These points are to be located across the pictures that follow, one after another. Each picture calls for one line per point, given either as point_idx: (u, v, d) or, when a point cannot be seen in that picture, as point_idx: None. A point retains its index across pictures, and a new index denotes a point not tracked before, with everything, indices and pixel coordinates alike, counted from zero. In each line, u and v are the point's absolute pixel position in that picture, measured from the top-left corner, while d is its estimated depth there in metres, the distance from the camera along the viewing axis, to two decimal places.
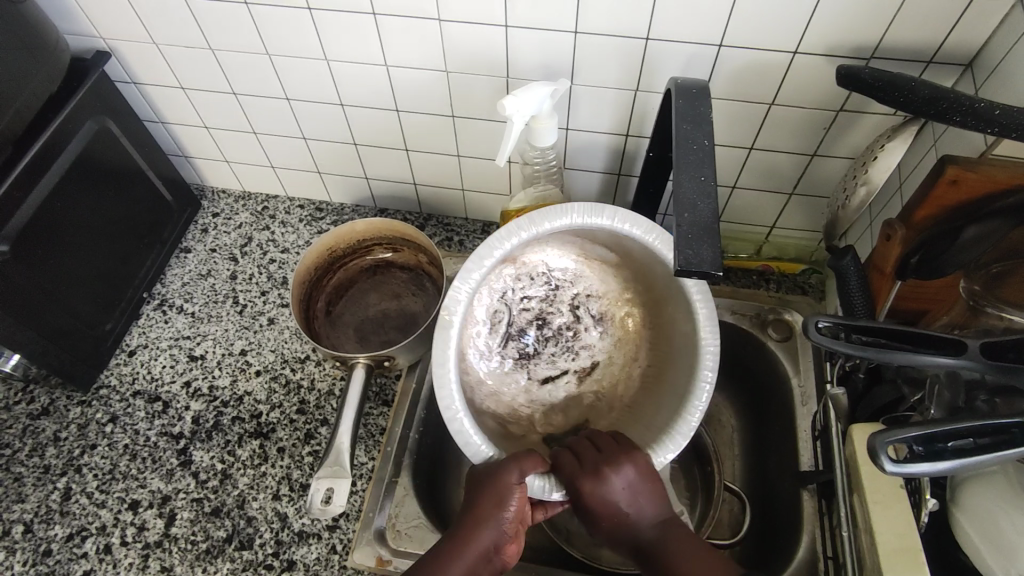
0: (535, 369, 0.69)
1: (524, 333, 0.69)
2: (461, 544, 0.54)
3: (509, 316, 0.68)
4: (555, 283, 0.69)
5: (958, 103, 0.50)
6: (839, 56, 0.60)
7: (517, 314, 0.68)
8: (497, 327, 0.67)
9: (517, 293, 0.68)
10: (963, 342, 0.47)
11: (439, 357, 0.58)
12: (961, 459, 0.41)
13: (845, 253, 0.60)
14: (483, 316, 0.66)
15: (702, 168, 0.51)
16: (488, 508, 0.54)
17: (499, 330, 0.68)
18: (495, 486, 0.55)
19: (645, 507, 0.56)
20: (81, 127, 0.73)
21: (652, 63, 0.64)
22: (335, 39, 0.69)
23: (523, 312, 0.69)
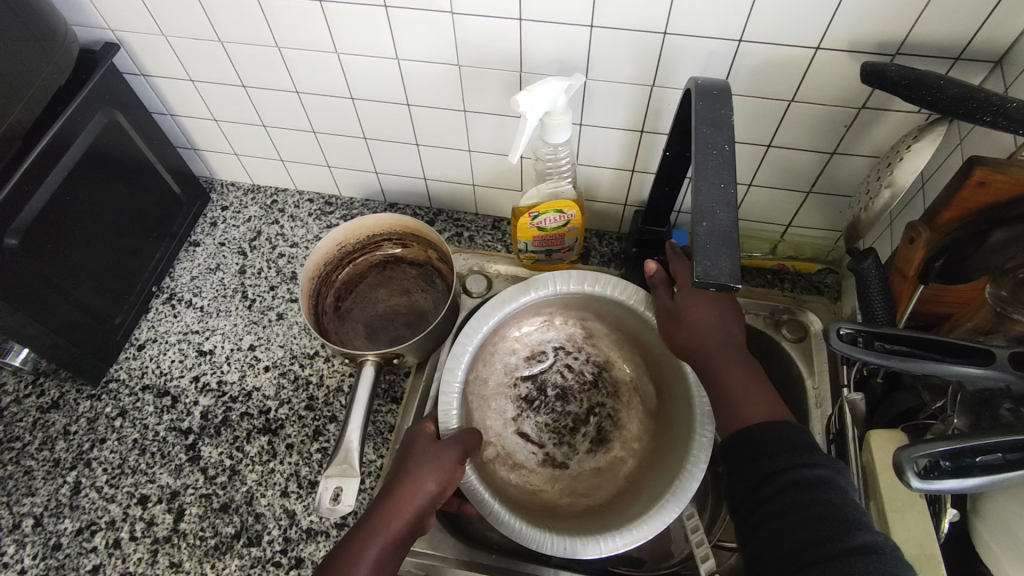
0: (525, 423, 0.73)
1: (542, 390, 0.74)
2: (391, 511, 0.52)
3: (551, 373, 0.75)
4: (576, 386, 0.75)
5: (989, 102, 0.49)
6: (864, 52, 0.59)
7: (551, 374, 0.75)
8: (544, 372, 0.75)
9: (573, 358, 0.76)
10: (991, 352, 0.46)
11: (490, 306, 0.71)
12: (992, 474, 0.40)
13: (866, 255, 0.59)
14: (560, 357, 0.76)
15: (720, 169, 0.49)
16: (415, 481, 0.54)
17: (532, 367, 0.75)
18: (420, 461, 0.56)
19: (735, 331, 0.60)
20: (90, 121, 0.72)
21: (669, 57, 0.63)
22: (345, 32, 0.68)
23: (554, 376, 0.75)
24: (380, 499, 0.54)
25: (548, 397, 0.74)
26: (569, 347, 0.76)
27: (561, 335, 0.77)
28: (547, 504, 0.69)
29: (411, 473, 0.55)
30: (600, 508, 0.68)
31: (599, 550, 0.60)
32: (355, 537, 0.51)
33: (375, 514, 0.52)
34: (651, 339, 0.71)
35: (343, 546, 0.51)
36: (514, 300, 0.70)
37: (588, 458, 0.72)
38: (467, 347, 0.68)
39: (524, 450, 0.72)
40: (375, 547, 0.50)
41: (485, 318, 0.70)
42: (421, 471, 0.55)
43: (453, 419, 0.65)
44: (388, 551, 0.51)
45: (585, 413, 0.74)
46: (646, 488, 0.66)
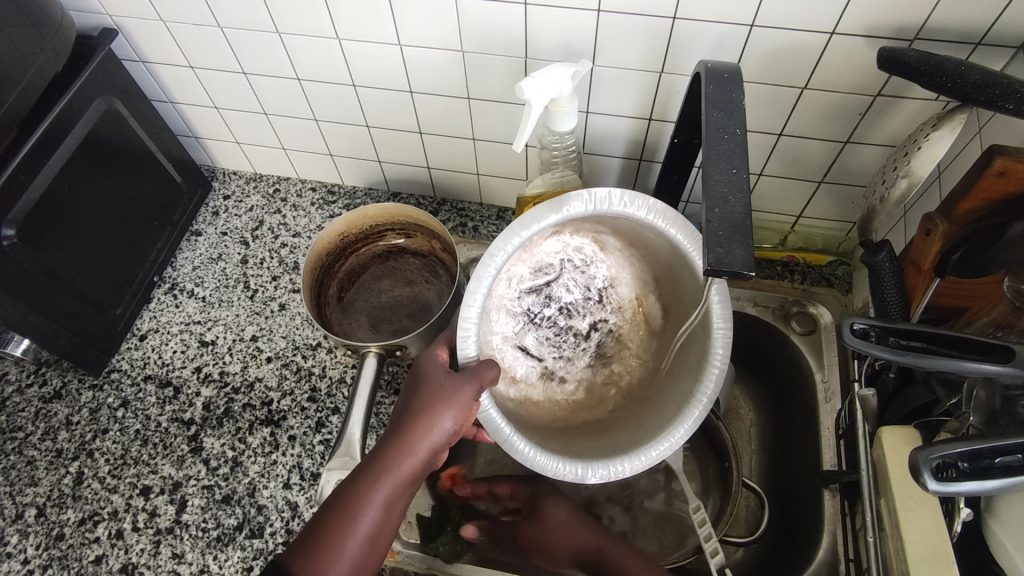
0: (533, 346, 0.64)
1: (544, 304, 0.64)
2: (399, 451, 0.48)
3: (553, 287, 0.63)
4: (577, 303, 0.65)
5: (1012, 89, 0.47)
6: (881, 37, 0.57)
7: (556, 288, 0.64)
8: (545, 291, 0.63)
9: (582, 275, 0.64)
10: (1011, 348, 0.43)
11: (524, 219, 0.53)
12: (1013, 477, 0.38)
13: (881, 248, 0.57)
14: (569, 274, 0.64)
15: (732, 159, 0.48)
16: (423, 420, 0.49)
17: (537, 281, 0.63)
18: (430, 396, 0.50)
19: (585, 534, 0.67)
20: (88, 108, 0.71)
21: (678, 43, 0.61)
22: (346, 18, 0.66)
23: (558, 290, 0.64)
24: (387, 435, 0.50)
25: (549, 309, 0.64)
26: (577, 259, 0.64)
27: (568, 247, 0.63)
28: (545, 419, 0.62)
29: (420, 411, 0.50)
30: (615, 428, 0.61)
31: (608, 475, 0.54)
32: (359, 475, 0.47)
33: (382, 452, 0.48)
34: (676, 262, 0.58)
35: (348, 483, 0.47)
36: (544, 217, 0.53)
37: (585, 372, 0.66)
38: (490, 270, 0.53)
39: (524, 367, 0.63)
40: (383, 489, 0.47)
41: (514, 233, 0.53)
42: (431, 407, 0.50)
43: (472, 348, 0.54)
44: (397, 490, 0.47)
45: (585, 329, 0.66)
46: (652, 411, 0.60)
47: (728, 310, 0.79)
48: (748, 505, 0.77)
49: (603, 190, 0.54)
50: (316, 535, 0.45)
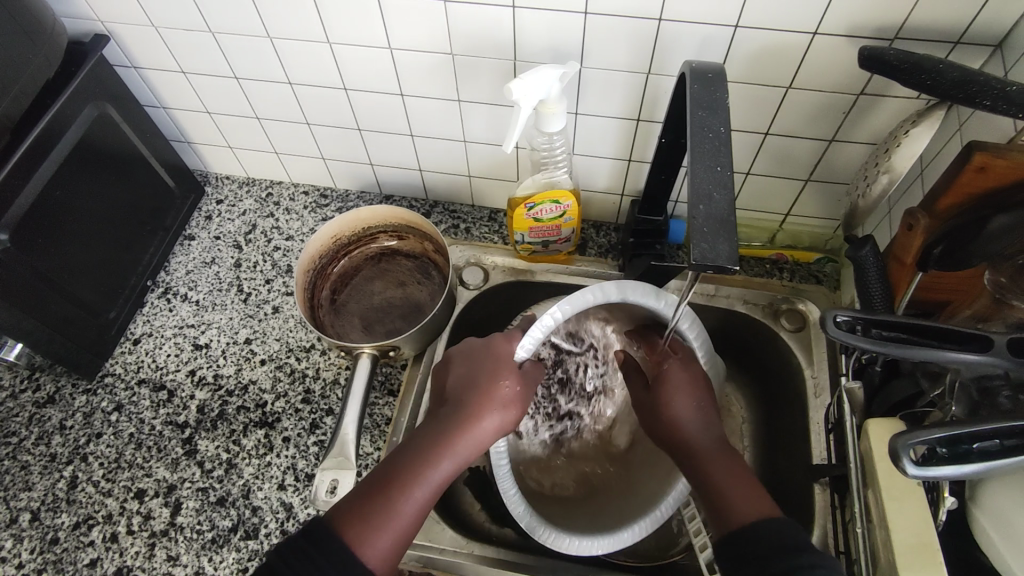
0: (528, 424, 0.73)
1: (553, 367, 0.72)
2: (443, 441, 0.54)
3: (567, 362, 0.73)
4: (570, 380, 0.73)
5: (988, 86, 0.48)
6: (862, 37, 0.58)
7: (573, 360, 0.73)
8: (558, 360, 0.72)
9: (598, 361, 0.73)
10: (990, 339, 0.45)
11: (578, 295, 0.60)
12: (990, 462, 0.39)
13: (864, 242, 0.58)
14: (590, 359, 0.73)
15: (717, 157, 0.49)
16: (475, 419, 0.55)
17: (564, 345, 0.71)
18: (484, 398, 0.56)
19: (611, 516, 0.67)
20: (79, 115, 0.71)
21: (664, 44, 0.62)
22: (337, 22, 0.67)
23: (576, 361, 0.73)
24: (437, 425, 0.55)
25: (555, 373, 0.73)
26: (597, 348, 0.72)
27: (604, 337, 0.71)
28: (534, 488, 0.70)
29: (471, 410, 0.55)
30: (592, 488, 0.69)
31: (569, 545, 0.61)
32: (414, 458, 0.53)
33: (436, 439, 0.54)
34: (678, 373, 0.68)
35: (401, 465, 0.53)
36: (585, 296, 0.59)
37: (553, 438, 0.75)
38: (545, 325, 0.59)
39: None
40: (435, 476, 0.52)
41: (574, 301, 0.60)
42: (483, 408, 0.55)
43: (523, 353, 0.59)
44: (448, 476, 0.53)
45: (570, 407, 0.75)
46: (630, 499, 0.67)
47: (717, 307, 0.79)
48: None
49: (617, 285, 0.60)
50: (369, 506, 0.50)
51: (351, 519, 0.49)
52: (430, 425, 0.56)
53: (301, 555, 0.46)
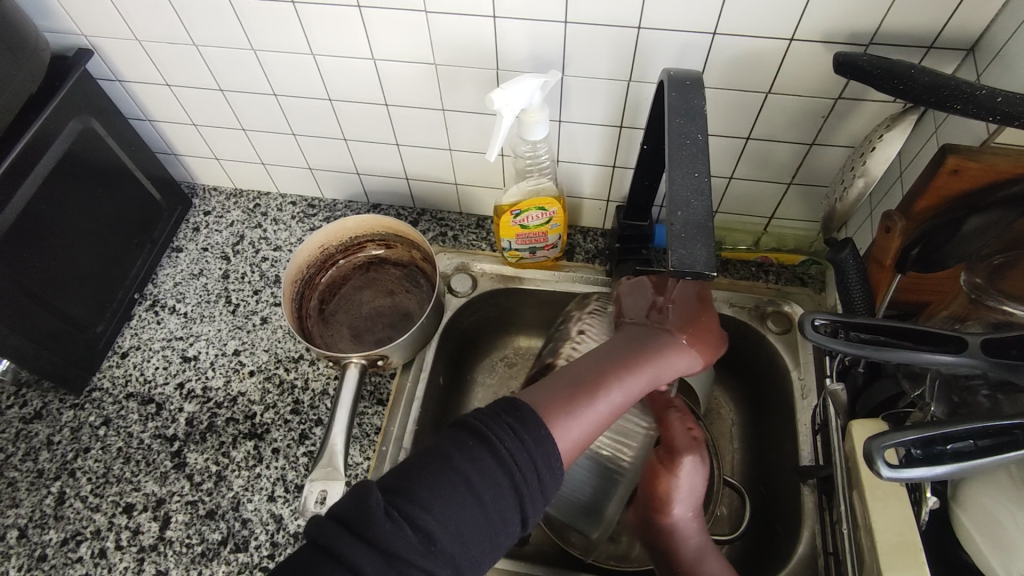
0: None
1: None
2: (626, 364, 0.54)
3: None
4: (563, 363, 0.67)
5: (959, 90, 0.49)
6: (837, 43, 0.59)
7: None
8: None
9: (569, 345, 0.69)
10: (965, 339, 0.45)
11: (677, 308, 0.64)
12: (961, 463, 0.40)
13: (844, 245, 0.59)
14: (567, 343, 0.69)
15: (695, 163, 0.49)
16: (667, 348, 0.57)
17: None
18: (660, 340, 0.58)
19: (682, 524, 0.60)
20: (64, 129, 0.71)
21: (644, 52, 0.63)
22: (319, 33, 0.67)
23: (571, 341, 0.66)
24: (623, 349, 0.56)
25: None
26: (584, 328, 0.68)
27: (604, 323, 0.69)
28: None
29: (664, 341, 0.57)
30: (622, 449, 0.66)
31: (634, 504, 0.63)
32: (604, 371, 0.54)
33: (610, 365, 0.54)
34: None
35: (589, 374, 0.53)
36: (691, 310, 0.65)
37: None
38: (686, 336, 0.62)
39: None
40: (616, 391, 0.52)
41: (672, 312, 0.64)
42: (661, 345, 0.57)
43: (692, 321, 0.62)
44: (624, 397, 0.53)
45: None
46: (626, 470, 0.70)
47: None
48: (730, 505, 0.77)
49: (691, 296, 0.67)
50: (570, 397, 0.50)
51: (552, 405, 0.49)
52: (618, 349, 0.56)
53: (466, 447, 0.44)
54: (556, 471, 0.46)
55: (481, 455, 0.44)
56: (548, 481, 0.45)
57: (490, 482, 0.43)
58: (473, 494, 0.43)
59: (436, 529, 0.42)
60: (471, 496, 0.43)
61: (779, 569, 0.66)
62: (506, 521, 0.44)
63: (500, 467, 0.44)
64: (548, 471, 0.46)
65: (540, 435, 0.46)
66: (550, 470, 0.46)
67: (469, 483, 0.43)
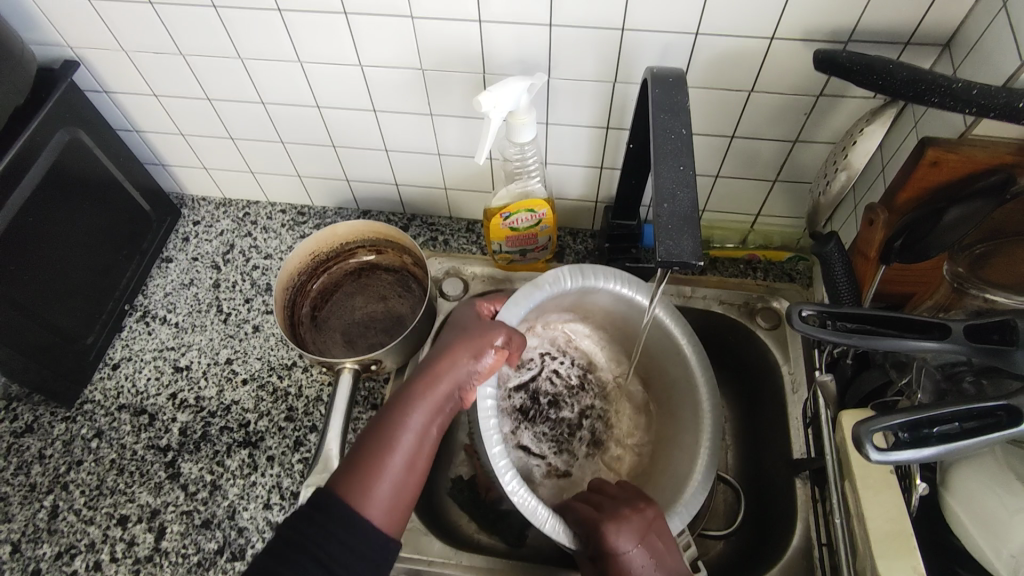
0: (523, 436, 0.77)
1: (535, 400, 0.78)
2: (430, 382, 0.55)
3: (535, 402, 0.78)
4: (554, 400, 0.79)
5: (936, 84, 0.50)
6: (817, 40, 0.60)
7: (541, 382, 0.79)
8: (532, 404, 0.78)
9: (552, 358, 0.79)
10: (947, 325, 0.45)
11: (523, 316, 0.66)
12: (948, 444, 0.40)
13: (830, 238, 0.60)
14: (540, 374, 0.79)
15: (679, 157, 0.50)
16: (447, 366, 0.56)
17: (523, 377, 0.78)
18: (452, 348, 0.57)
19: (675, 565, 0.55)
20: (52, 139, 0.71)
21: (628, 53, 0.64)
22: (307, 41, 0.68)
23: (543, 384, 0.79)
24: (416, 375, 0.56)
25: (541, 405, 0.78)
26: (552, 351, 0.80)
27: (545, 343, 0.79)
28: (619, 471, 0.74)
29: (443, 360, 0.56)
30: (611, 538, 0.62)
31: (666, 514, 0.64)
32: (394, 410, 0.54)
33: (422, 386, 0.54)
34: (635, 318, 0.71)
35: (386, 415, 0.53)
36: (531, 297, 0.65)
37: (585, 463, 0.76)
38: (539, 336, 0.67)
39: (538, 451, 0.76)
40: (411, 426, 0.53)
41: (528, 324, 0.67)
42: (455, 351, 0.57)
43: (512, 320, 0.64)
44: (428, 417, 0.54)
45: (577, 417, 0.79)
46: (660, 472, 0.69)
47: (695, 308, 0.81)
48: (725, 500, 0.78)
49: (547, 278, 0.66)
50: (359, 460, 0.51)
51: (342, 478, 0.50)
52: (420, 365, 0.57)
53: (291, 560, 0.46)
54: (384, 541, 0.49)
55: (298, 559, 0.46)
56: (378, 555, 0.48)
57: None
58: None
59: None
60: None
61: (775, 561, 0.66)
62: None
63: (318, 565, 0.46)
64: (354, 535, 0.48)
65: (352, 523, 0.48)
66: (373, 548, 0.48)
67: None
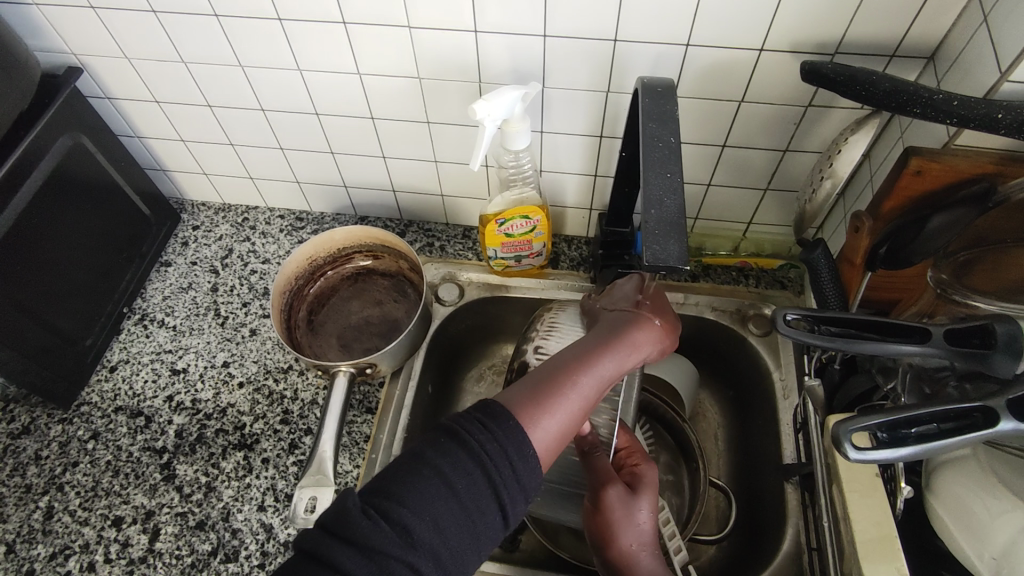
0: None
1: None
2: (628, 345, 0.52)
3: None
4: None
5: (918, 96, 0.51)
6: (803, 52, 0.61)
7: None
8: None
9: None
10: (928, 329, 0.46)
11: None
12: (924, 444, 0.41)
13: (816, 245, 0.61)
14: None
15: (667, 164, 0.51)
16: (641, 333, 0.53)
17: None
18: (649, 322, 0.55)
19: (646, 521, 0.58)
20: (54, 144, 0.72)
21: (621, 64, 0.65)
22: (307, 51, 0.69)
23: None
24: (613, 333, 0.53)
25: None
26: None
27: None
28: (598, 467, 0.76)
29: (640, 325, 0.54)
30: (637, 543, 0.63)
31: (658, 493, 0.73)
32: (594, 352, 0.51)
33: (618, 340, 0.52)
34: None
35: (580, 353, 0.51)
36: None
37: None
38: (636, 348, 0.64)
39: None
40: (603, 374, 0.50)
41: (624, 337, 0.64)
42: (652, 328, 0.55)
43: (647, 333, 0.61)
44: (615, 377, 0.51)
45: None
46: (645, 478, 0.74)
47: (688, 315, 0.82)
48: (717, 505, 0.78)
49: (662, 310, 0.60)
50: (551, 383, 0.47)
51: (533, 397, 0.46)
52: (605, 327, 0.54)
53: (444, 448, 0.42)
54: (539, 475, 0.44)
55: (454, 448, 0.42)
56: (527, 482, 0.43)
57: (463, 477, 0.41)
58: (449, 488, 0.41)
59: (413, 525, 0.40)
60: (445, 488, 0.41)
61: (764, 567, 0.67)
62: (482, 513, 0.42)
63: (480, 467, 0.42)
64: (524, 464, 0.43)
65: (529, 444, 0.44)
66: (530, 473, 0.43)
67: (443, 477, 0.41)
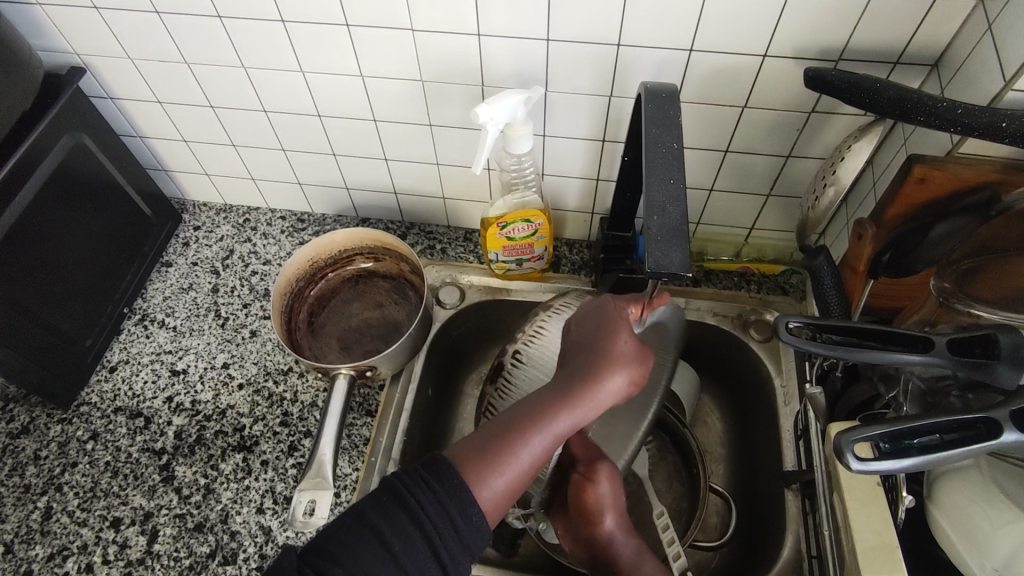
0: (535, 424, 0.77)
1: None
2: (590, 391, 0.50)
3: None
4: None
5: (922, 103, 0.51)
6: (808, 58, 0.61)
7: None
8: None
9: None
10: (930, 338, 0.46)
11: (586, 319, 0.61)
12: (927, 455, 0.41)
13: (819, 253, 0.61)
14: None
15: (670, 170, 0.51)
16: (607, 373, 0.50)
17: None
18: (612, 357, 0.51)
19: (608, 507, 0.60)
20: (56, 144, 0.72)
21: (624, 69, 0.65)
22: (309, 53, 0.69)
23: None
24: (569, 376, 0.51)
25: None
26: None
27: None
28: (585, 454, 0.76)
29: (606, 362, 0.51)
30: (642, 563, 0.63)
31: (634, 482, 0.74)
32: (548, 403, 0.50)
33: (578, 385, 0.50)
34: None
35: (534, 404, 0.50)
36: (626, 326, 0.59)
37: None
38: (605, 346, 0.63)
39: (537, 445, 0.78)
40: (557, 426, 0.49)
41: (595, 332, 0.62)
42: (618, 361, 0.51)
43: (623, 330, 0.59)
44: (572, 427, 0.50)
45: None
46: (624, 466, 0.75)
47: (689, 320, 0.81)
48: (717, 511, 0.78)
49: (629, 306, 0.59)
50: (496, 444, 0.48)
51: (474, 459, 0.48)
52: (572, 362, 0.52)
53: (388, 507, 0.45)
54: (485, 532, 0.47)
55: (396, 510, 0.44)
56: (474, 541, 0.46)
57: (400, 535, 0.44)
58: (386, 546, 0.43)
59: None
60: (383, 548, 0.43)
61: None
62: None
63: (415, 526, 0.44)
64: (467, 523, 0.46)
65: (468, 510, 0.46)
66: (472, 531, 0.46)
67: (382, 538, 0.43)
